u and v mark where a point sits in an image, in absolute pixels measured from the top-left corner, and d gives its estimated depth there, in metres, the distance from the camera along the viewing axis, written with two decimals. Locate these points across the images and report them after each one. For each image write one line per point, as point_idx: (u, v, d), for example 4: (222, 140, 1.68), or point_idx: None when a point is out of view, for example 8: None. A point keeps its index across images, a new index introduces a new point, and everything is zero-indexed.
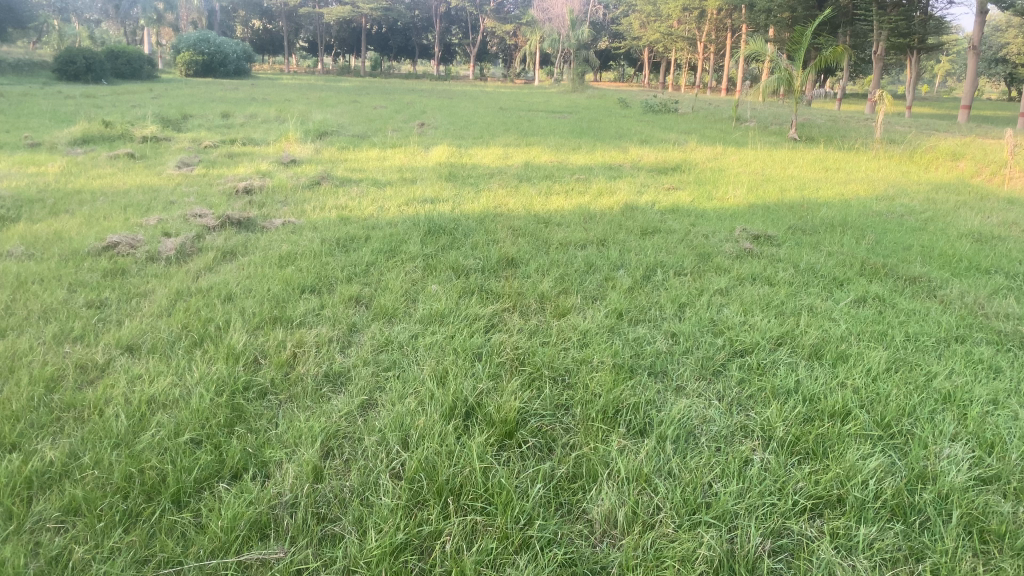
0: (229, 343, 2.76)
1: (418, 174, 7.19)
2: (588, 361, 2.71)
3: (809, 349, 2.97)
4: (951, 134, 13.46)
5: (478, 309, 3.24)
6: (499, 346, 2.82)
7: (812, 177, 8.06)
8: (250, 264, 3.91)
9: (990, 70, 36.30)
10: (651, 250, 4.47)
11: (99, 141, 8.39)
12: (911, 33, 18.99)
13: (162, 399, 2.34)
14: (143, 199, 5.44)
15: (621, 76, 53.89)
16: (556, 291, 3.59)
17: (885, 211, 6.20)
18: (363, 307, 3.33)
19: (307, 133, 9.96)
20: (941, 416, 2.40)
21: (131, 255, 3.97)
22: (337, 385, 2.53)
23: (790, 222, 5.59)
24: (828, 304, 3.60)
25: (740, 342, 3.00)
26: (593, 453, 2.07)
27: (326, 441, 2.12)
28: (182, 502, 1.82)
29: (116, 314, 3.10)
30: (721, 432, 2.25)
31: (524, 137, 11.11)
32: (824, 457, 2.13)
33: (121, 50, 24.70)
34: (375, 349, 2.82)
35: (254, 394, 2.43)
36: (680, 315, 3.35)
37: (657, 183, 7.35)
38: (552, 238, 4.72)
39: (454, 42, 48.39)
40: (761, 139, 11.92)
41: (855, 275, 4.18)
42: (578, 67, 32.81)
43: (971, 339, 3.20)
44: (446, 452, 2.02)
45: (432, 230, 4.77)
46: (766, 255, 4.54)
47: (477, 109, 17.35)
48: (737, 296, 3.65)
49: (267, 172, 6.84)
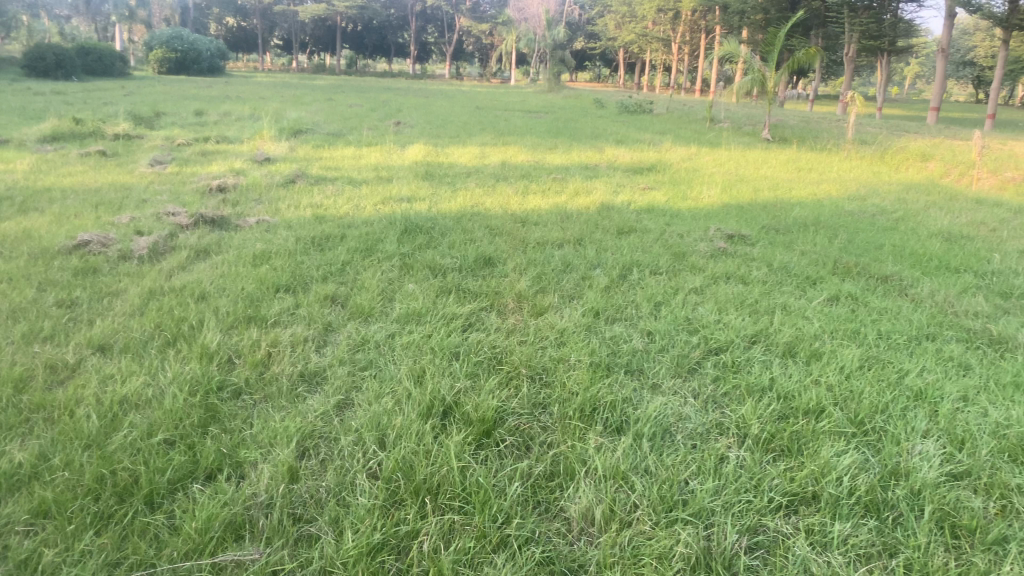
0: (203, 343, 2.73)
1: (394, 172, 7.17)
2: (565, 360, 2.71)
3: (784, 347, 2.99)
4: (921, 135, 13.65)
5: (455, 308, 3.23)
6: (476, 345, 2.82)
7: (786, 177, 8.12)
8: (224, 263, 3.87)
9: (959, 72, 36.83)
10: (627, 249, 4.49)
11: (69, 138, 8.27)
12: (882, 35, 19.22)
13: (135, 399, 2.31)
14: (114, 197, 5.37)
15: (597, 76, 54.06)
16: (533, 290, 3.59)
17: (857, 211, 6.27)
18: (339, 306, 3.30)
19: (281, 131, 9.88)
20: (913, 413, 2.43)
21: (102, 254, 3.91)
22: (312, 384, 2.51)
23: (764, 221, 5.64)
24: (801, 302, 3.63)
25: (715, 340, 3.02)
26: (571, 451, 2.07)
27: (301, 441, 2.11)
28: (155, 504, 1.80)
29: (87, 314, 3.06)
30: (696, 430, 2.26)
31: (499, 136, 11.11)
32: (799, 454, 2.15)
33: (91, 47, 24.36)
34: (351, 349, 2.80)
35: (228, 394, 2.41)
36: (656, 313, 3.36)
37: (632, 183, 7.38)
38: (528, 237, 4.72)
39: (430, 40, 48.27)
40: (735, 139, 12.01)
41: (828, 274, 4.23)
42: (554, 67, 32.87)
43: (941, 337, 3.25)
44: (423, 452, 2.01)
45: (408, 229, 4.75)
46: (740, 254, 4.58)
47: (453, 108, 17.32)
48: (713, 294, 3.67)
49: (241, 170, 6.78)
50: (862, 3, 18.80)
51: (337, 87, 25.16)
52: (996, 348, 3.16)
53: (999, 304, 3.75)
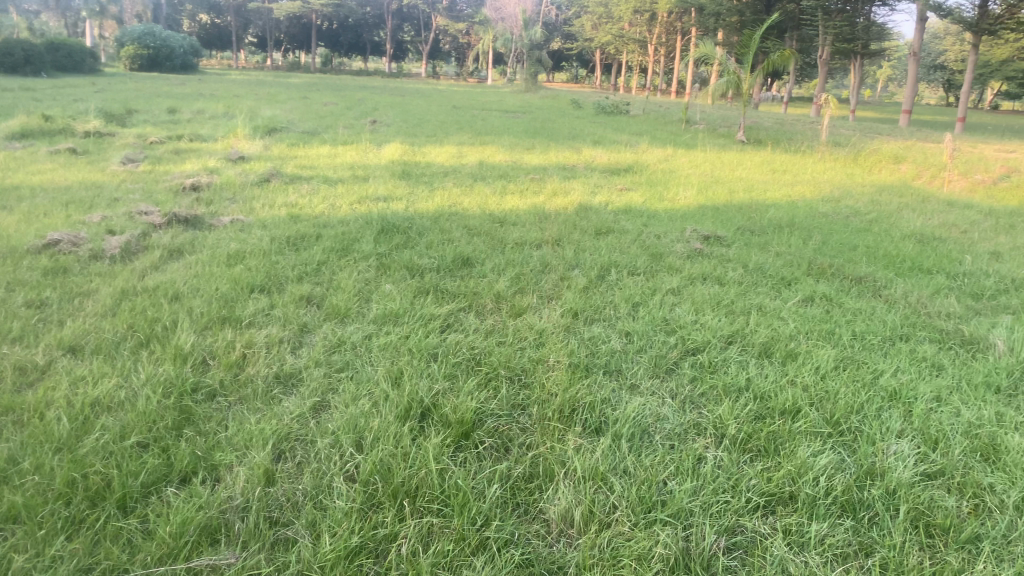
0: (177, 344, 2.69)
1: (371, 172, 7.13)
2: (544, 361, 2.71)
3: (760, 348, 3.01)
4: (893, 137, 13.82)
5: (433, 309, 3.22)
6: (454, 346, 2.81)
7: (761, 179, 8.19)
8: (198, 263, 3.82)
9: (930, 76, 37.34)
10: (605, 250, 4.50)
11: (39, 136, 8.14)
12: (855, 39, 19.44)
13: (107, 402, 2.27)
14: (85, 196, 5.28)
15: (574, 77, 54.16)
16: (511, 290, 3.59)
17: (831, 213, 6.34)
18: (315, 307, 3.27)
19: (256, 129, 9.79)
20: (887, 413, 2.45)
21: (73, 253, 3.85)
22: (289, 386, 2.49)
23: (740, 223, 5.67)
24: (777, 303, 3.65)
25: (692, 341, 3.03)
26: (549, 453, 2.07)
27: (277, 443, 2.08)
28: (128, 508, 1.77)
29: (57, 315, 3.01)
30: (674, 430, 2.26)
31: (476, 136, 11.08)
32: (776, 454, 2.16)
33: (61, 42, 23.97)
34: (327, 350, 2.78)
35: (203, 396, 2.38)
36: (634, 314, 3.37)
37: (610, 184, 7.40)
38: (506, 237, 4.71)
39: (407, 40, 48.10)
40: (711, 141, 12.09)
41: (803, 275, 4.26)
42: (531, 68, 32.89)
43: (915, 338, 3.29)
44: (401, 454, 2.00)
45: (385, 228, 4.73)
46: (717, 255, 4.60)
47: (430, 107, 17.26)
48: (690, 295, 3.69)
49: (215, 168, 6.71)
50: (835, 7, 19.00)
51: (312, 85, 25.00)
52: (967, 349, 3.20)
53: (970, 304, 3.80)
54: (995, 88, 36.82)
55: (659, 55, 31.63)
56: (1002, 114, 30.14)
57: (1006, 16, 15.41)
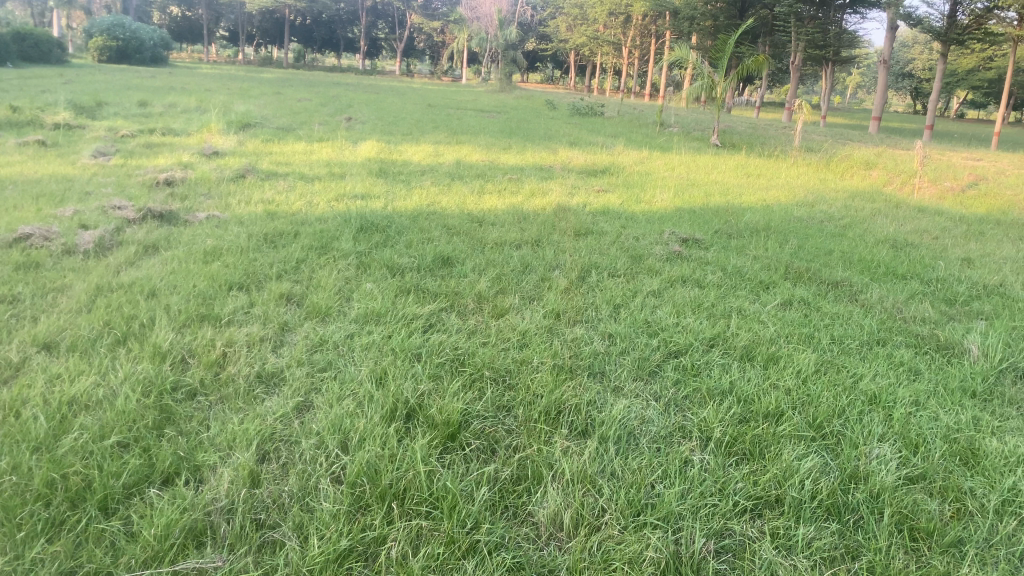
0: (155, 342, 2.64)
1: (347, 169, 7.08)
2: (528, 362, 2.70)
3: (741, 351, 3.03)
4: (864, 144, 14.00)
5: (415, 308, 3.19)
6: (437, 347, 2.79)
7: (736, 182, 8.26)
8: (175, 259, 3.76)
9: (898, 83, 37.94)
10: (585, 251, 4.50)
11: (6, 127, 7.98)
12: (827, 46, 19.69)
13: (85, 401, 2.22)
14: (56, 189, 5.18)
15: (548, 78, 54.23)
16: (493, 291, 3.57)
17: (805, 217, 6.40)
18: (295, 305, 3.24)
19: (229, 124, 9.68)
20: (869, 417, 2.47)
21: (45, 248, 3.78)
22: (271, 386, 2.45)
23: (717, 226, 5.72)
24: (756, 306, 3.68)
25: (674, 343, 3.05)
26: (537, 455, 2.06)
27: (262, 444, 2.05)
28: (110, 509, 1.73)
29: (30, 311, 2.94)
30: (660, 433, 2.27)
31: (453, 135, 11.07)
32: (761, 458, 2.17)
33: (28, 32, 23.53)
34: (309, 349, 2.75)
35: (183, 395, 2.34)
36: (616, 315, 3.38)
37: (587, 185, 7.42)
38: (486, 237, 4.70)
39: (381, 37, 47.84)
40: (686, 144, 12.18)
41: (781, 278, 4.30)
42: (506, 67, 32.89)
43: (891, 342, 3.33)
44: (388, 455, 1.98)
45: (364, 227, 4.69)
46: (695, 257, 4.64)
47: (405, 105, 17.20)
48: (670, 297, 3.70)
49: (189, 163, 6.62)
50: (808, 14, 19.24)
51: (286, 81, 24.78)
52: (943, 354, 3.25)
53: (944, 310, 3.86)
54: (960, 96, 37.46)
55: (634, 57, 31.78)
56: (968, 123, 30.70)
57: (973, 26, 15.62)
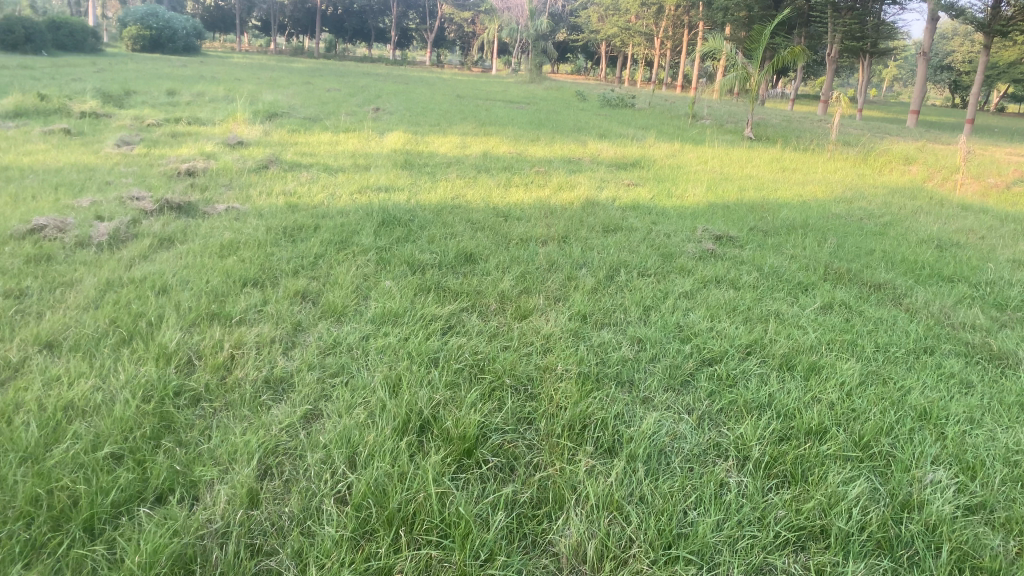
0: (160, 341, 2.52)
1: (372, 161, 6.95)
2: (551, 369, 2.54)
3: (780, 359, 2.84)
4: (902, 138, 13.62)
5: (434, 308, 3.05)
6: (456, 351, 2.64)
7: (771, 177, 8.02)
8: (190, 253, 3.65)
9: (938, 76, 37.10)
10: (614, 249, 4.33)
11: (33, 115, 7.96)
12: (864, 37, 19.25)
13: (82, 406, 2.11)
14: (77, 179, 5.11)
15: (579, 69, 53.89)
16: (516, 291, 3.41)
17: (844, 215, 6.15)
18: (310, 303, 3.10)
19: (256, 114, 9.60)
20: (920, 437, 2.28)
21: (59, 239, 3.69)
22: (279, 392, 2.31)
23: (751, 222, 5.51)
24: (794, 310, 3.49)
25: (708, 350, 2.86)
26: (560, 475, 1.90)
27: (264, 458, 1.92)
28: (96, 530, 1.61)
29: (37, 306, 2.84)
30: (693, 451, 2.11)
31: (481, 126, 10.93)
32: (803, 481, 2.00)
33: (63, 21, 23.73)
34: (322, 352, 2.61)
35: (186, 401, 2.21)
36: (645, 318, 3.20)
37: (617, 178, 7.23)
38: (511, 232, 4.55)
39: (412, 27, 47.75)
40: (718, 137, 11.92)
41: (820, 279, 4.10)
42: (536, 58, 32.62)
43: (940, 351, 3.12)
44: (398, 474, 1.83)
45: (386, 221, 4.55)
46: (730, 256, 4.44)
47: (434, 95, 17.05)
48: (703, 300, 3.51)
49: (212, 153, 6.53)
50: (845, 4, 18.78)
51: (316, 71, 24.77)
52: (996, 364, 3.03)
53: (994, 316, 3.64)
54: (1000, 90, 36.57)
55: (666, 48, 31.35)
56: (1008, 117, 29.94)
57: (1017, 17, 15.06)
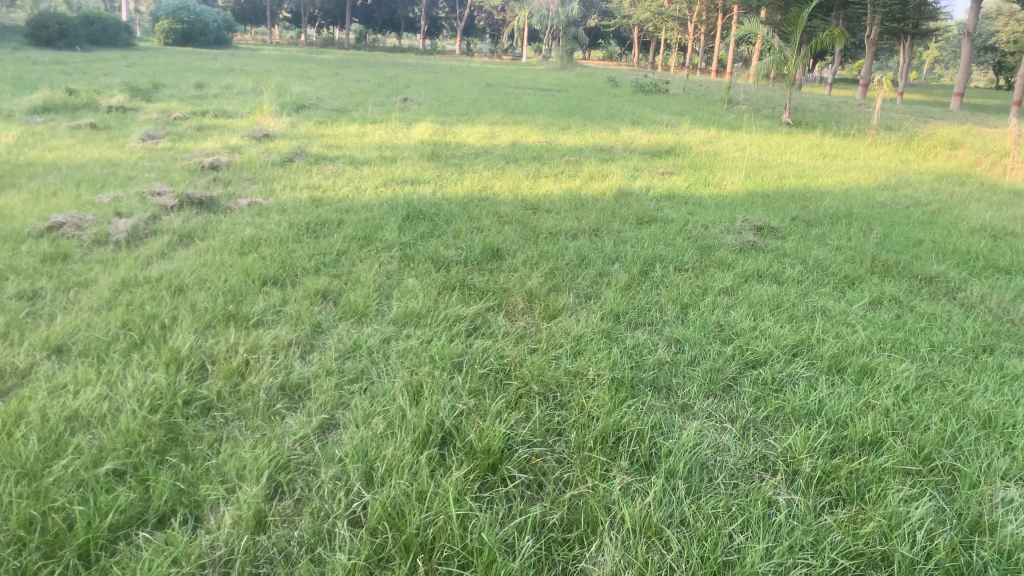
0: (172, 345, 2.41)
1: (399, 152, 6.83)
2: (582, 374, 2.38)
3: (829, 361, 2.65)
4: (946, 121, 13.22)
5: (460, 308, 2.91)
6: (482, 355, 2.49)
7: (811, 164, 7.76)
8: (209, 250, 3.54)
9: (981, 57, 36.11)
10: (648, 242, 4.16)
11: (61, 110, 7.94)
12: (905, 18, 18.73)
13: (88, 417, 2.00)
14: (100, 174, 5.04)
15: (611, 56, 53.34)
16: (545, 288, 3.25)
17: (889, 203, 5.90)
18: (331, 304, 2.97)
19: (284, 106, 9.53)
20: (987, 448, 2.08)
21: (76, 237, 3.60)
22: (294, 400, 2.18)
23: (791, 212, 5.30)
24: (841, 306, 3.30)
25: (751, 352, 2.69)
26: (592, 494, 1.74)
27: (276, 474, 1.79)
28: (91, 557, 1.49)
29: (49, 308, 2.75)
30: (737, 466, 1.94)
31: (511, 115, 10.77)
32: (860, 500, 1.82)
33: (96, 16, 23.94)
34: (341, 356, 2.48)
35: (196, 410, 2.09)
36: (683, 317, 3.03)
37: (650, 167, 7.04)
38: (541, 226, 4.39)
39: (442, 16, 47.57)
40: (754, 123, 11.65)
41: (867, 272, 3.90)
42: (567, 45, 32.33)
43: (1001, 350, 2.91)
44: (417, 493, 1.68)
45: (412, 215, 4.42)
46: (770, 247, 4.24)
47: (463, 84, 16.85)
48: (744, 296, 3.33)
49: (237, 146, 6.45)
50: None
51: (345, 62, 24.73)
52: None
53: None
54: None
55: (698, 34, 30.88)
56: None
57: None
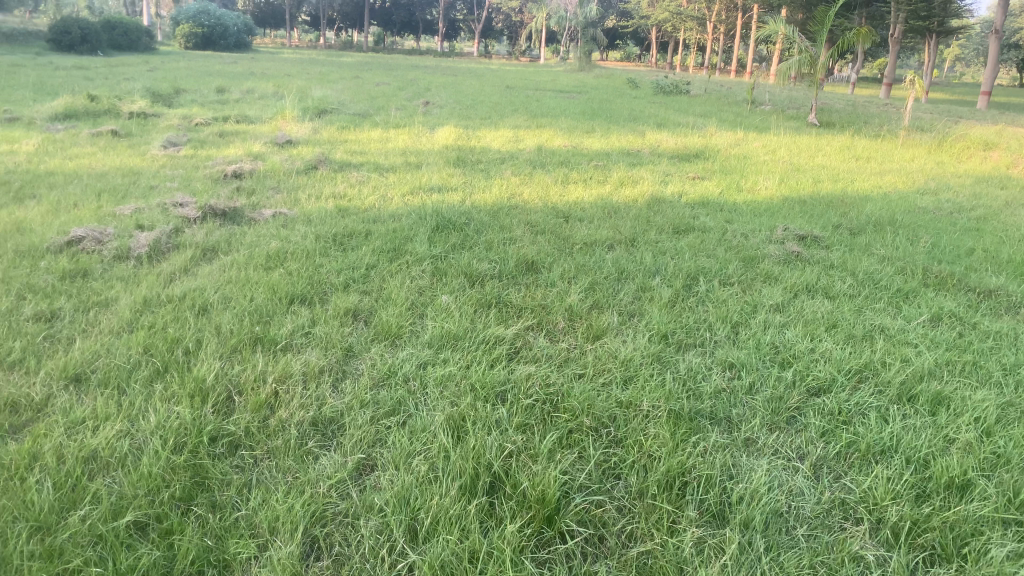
0: (196, 374, 2.25)
1: (423, 158, 6.68)
2: (636, 405, 2.21)
3: (898, 389, 2.45)
4: (977, 121, 12.92)
5: (498, 329, 2.74)
6: (526, 382, 2.33)
7: (845, 167, 7.54)
8: (234, 265, 3.40)
9: (1007, 54, 35.51)
10: (689, 253, 3.97)
11: (82, 117, 7.87)
12: (931, 17, 18.36)
13: (107, 458, 1.86)
14: (121, 184, 4.92)
15: (630, 55, 53.04)
16: (586, 305, 3.07)
17: (932, 208, 5.67)
18: (362, 324, 2.81)
19: (305, 111, 9.41)
20: None
21: (96, 252, 3.47)
22: (327, 437, 2.02)
23: (833, 219, 5.09)
24: (900, 323, 3.10)
25: (812, 378, 2.51)
26: (661, 552, 1.57)
27: (311, 527, 1.63)
28: None
29: (68, 331, 2.61)
30: (815, 515, 1.77)
31: (534, 118, 10.60)
32: (957, 556, 1.64)
33: (118, 21, 24.03)
34: (375, 384, 2.31)
35: (223, 450, 1.94)
36: (735, 337, 2.85)
37: (680, 172, 6.84)
38: (575, 235, 4.22)
39: (460, 17, 47.48)
40: (782, 124, 11.41)
41: (921, 285, 3.69)
42: (586, 45, 32.09)
43: None
44: (468, 552, 1.52)
45: (440, 225, 4.26)
46: (816, 259, 4.05)
47: (484, 86, 16.68)
48: (797, 313, 3.14)
49: (260, 153, 6.33)
50: None
51: (364, 64, 24.66)
52: None
53: None
54: None
55: (719, 33, 30.56)
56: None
57: None
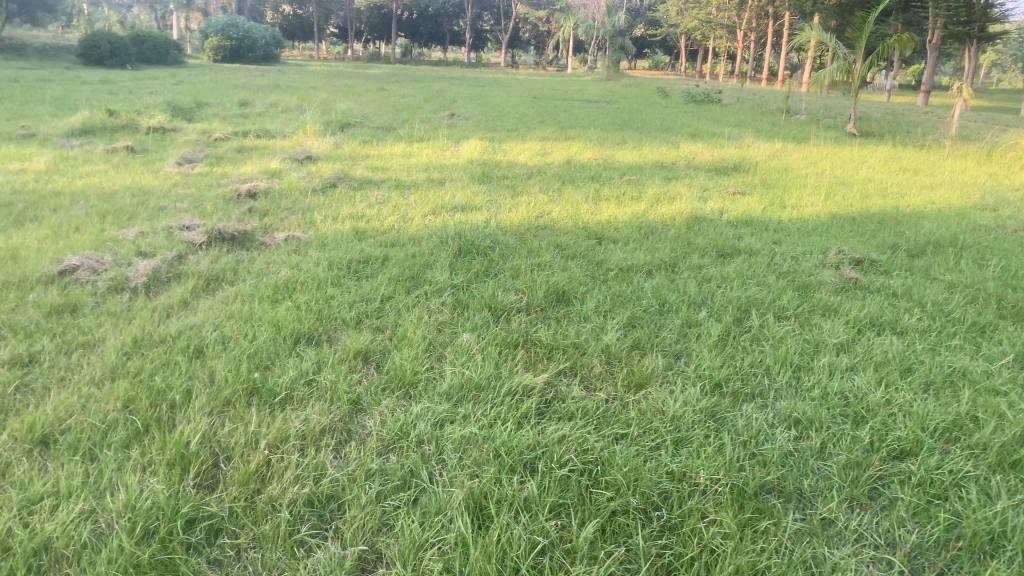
0: (179, 437, 1.95)
1: (448, 174, 6.37)
2: (691, 477, 1.87)
3: (998, 454, 2.07)
4: None
5: (527, 376, 2.40)
6: (561, 446, 1.99)
7: (894, 180, 7.10)
8: (237, 297, 3.11)
9: None
10: (735, 280, 3.62)
11: (100, 132, 7.68)
12: (972, 21, 17.76)
13: (62, 550, 1.56)
14: (129, 205, 4.66)
15: (659, 65, 52.54)
16: (626, 346, 2.73)
17: (993, 227, 5.24)
18: (373, 370, 2.50)
19: (327, 124, 9.19)
20: None
21: (90, 283, 3.20)
22: (324, 521, 1.70)
23: (888, 240, 4.69)
24: (983, 366, 2.70)
25: (895, 440, 2.14)
26: None
27: None
28: None
29: (45, 379, 2.33)
30: None
31: (562, 129, 10.28)
32: None
33: (146, 35, 24.13)
34: (384, 448, 1.99)
35: (200, 538, 1.63)
36: (797, 385, 2.49)
37: (718, 186, 6.48)
38: (610, 261, 3.87)
39: (487, 28, 47.36)
40: (820, 134, 10.98)
41: (998, 318, 3.29)
42: (614, 53, 31.74)
43: None
44: None
45: (464, 250, 3.94)
46: (876, 286, 3.67)
47: (511, 98, 16.38)
48: (865, 355, 2.77)
49: (277, 170, 6.07)
50: None
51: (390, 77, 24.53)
52: None
53: None
54: None
55: (749, 41, 30.03)
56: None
57: None
